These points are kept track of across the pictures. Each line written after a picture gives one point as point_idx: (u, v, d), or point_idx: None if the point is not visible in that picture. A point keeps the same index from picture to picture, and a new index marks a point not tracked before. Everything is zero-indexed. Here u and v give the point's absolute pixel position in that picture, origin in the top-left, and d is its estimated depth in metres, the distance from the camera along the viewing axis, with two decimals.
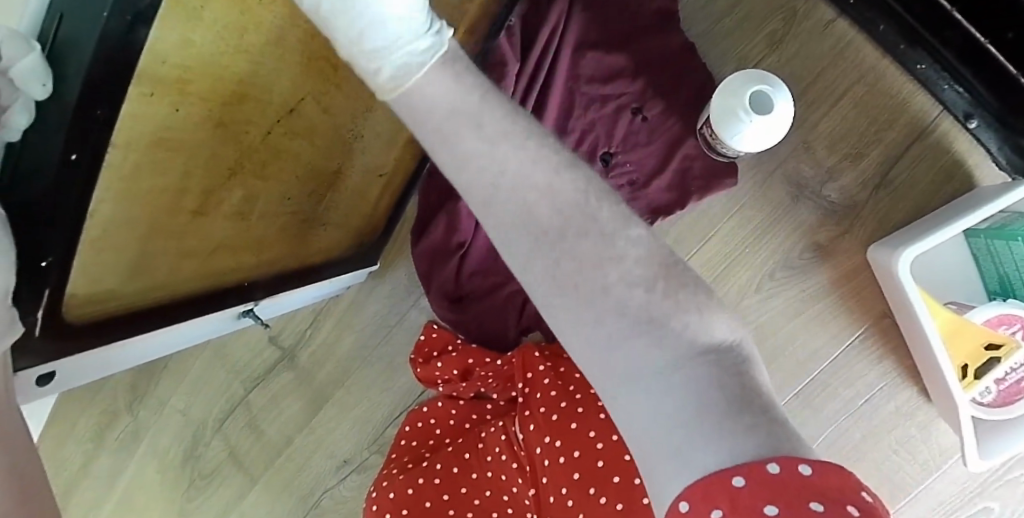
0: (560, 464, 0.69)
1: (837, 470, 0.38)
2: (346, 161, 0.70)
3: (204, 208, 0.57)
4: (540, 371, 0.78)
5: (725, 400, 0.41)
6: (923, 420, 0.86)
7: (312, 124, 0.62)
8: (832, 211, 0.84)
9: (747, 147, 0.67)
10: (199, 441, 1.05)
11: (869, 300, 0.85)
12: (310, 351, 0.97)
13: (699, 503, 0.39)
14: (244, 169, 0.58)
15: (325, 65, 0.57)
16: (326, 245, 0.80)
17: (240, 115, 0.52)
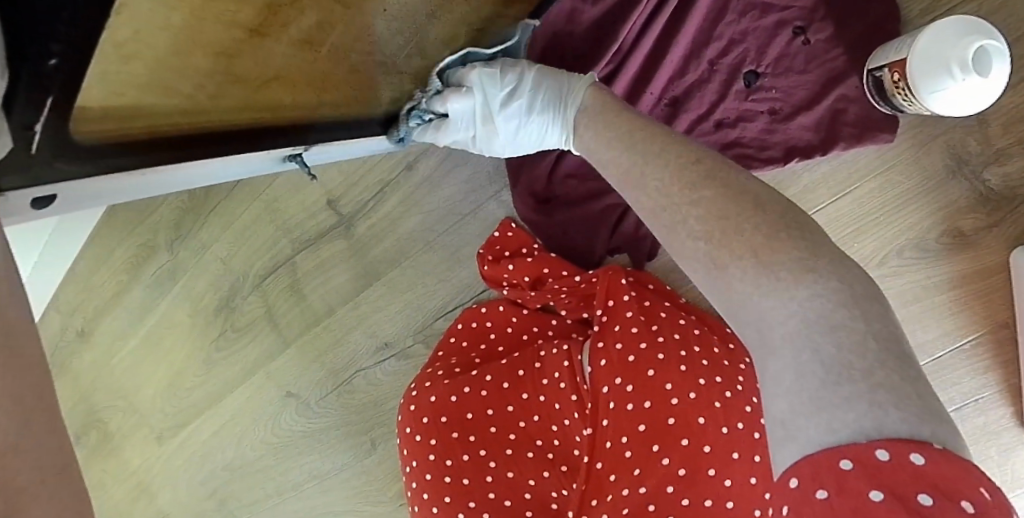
0: (627, 412, 0.67)
1: (959, 461, 0.30)
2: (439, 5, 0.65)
3: (266, 28, 0.50)
4: (623, 303, 0.74)
5: (821, 368, 0.35)
6: (1008, 444, 0.79)
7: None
8: (987, 197, 0.74)
9: (944, 107, 0.59)
10: (237, 293, 1.02)
11: (994, 304, 0.75)
12: (369, 223, 0.90)
13: (804, 480, 0.32)
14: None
15: None
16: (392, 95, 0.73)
17: None
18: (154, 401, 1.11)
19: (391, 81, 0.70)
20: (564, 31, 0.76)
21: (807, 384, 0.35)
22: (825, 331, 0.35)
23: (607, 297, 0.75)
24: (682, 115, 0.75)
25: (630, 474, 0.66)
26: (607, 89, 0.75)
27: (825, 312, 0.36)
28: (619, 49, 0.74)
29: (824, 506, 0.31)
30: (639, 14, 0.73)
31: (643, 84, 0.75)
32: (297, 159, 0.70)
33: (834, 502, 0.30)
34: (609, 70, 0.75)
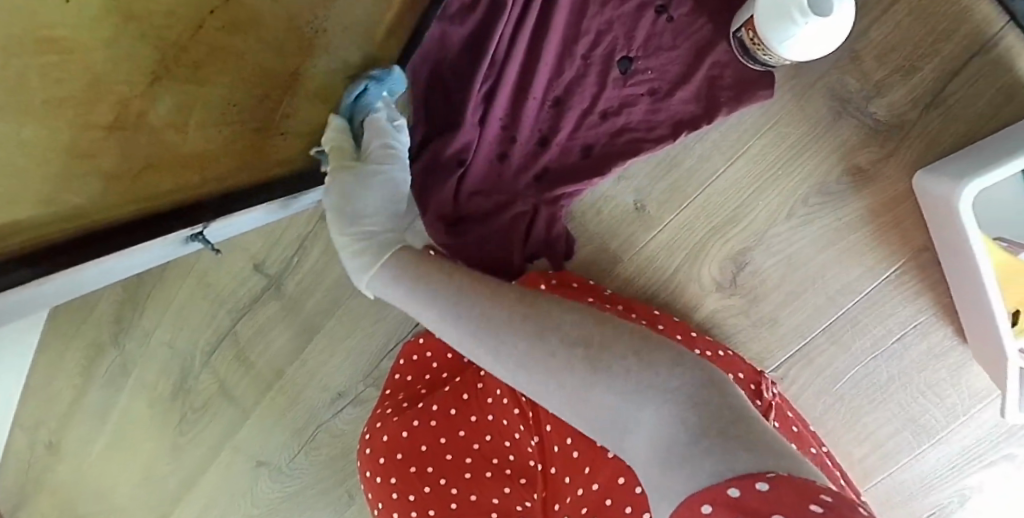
0: (566, 414, 0.68)
1: (795, 477, 0.31)
2: (304, 60, 0.60)
3: None
4: (546, 308, 0.75)
5: (682, 435, 0.36)
6: (955, 363, 0.80)
7: (253, 15, 0.55)
8: (877, 131, 0.75)
9: (801, 54, 0.60)
10: (189, 374, 1.00)
11: (907, 231, 0.77)
12: (297, 279, 0.91)
13: (721, 511, 0.31)
14: (172, 71, 0.52)
15: None
16: (287, 156, 0.65)
17: None
18: (131, 500, 1.09)
19: (279, 142, 0.63)
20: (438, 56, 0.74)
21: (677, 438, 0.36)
22: (698, 402, 0.37)
23: None
24: (567, 114, 0.75)
25: (582, 473, 0.66)
26: (491, 103, 0.75)
27: (674, 386, 0.38)
28: (493, 60, 0.73)
29: None
30: (505, 23, 0.72)
31: (523, 92, 0.75)
32: (200, 238, 0.66)
33: None
34: (487, 86, 0.75)
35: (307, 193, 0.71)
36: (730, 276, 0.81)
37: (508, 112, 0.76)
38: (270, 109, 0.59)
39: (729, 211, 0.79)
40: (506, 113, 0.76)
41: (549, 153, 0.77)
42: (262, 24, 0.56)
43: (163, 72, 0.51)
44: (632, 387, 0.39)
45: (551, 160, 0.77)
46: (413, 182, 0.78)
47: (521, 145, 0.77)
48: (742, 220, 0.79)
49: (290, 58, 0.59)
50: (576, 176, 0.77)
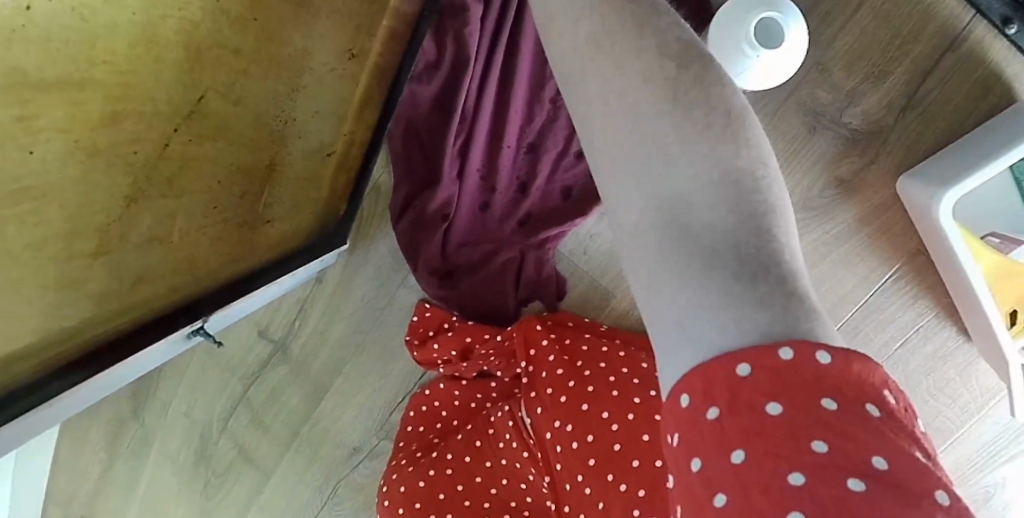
0: (574, 450, 0.67)
1: (862, 356, 0.27)
2: (280, 149, 0.60)
3: (105, 246, 0.47)
4: (544, 348, 0.76)
5: (729, 277, 0.29)
6: (965, 362, 0.78)
7: (223, 121, 0.53)
8: (855, 139, 0.75)
9: (759, 85, 0.59)
10: (208, 441, 1.01)
11: (899, 236, 0.76)
12: (302, 342, 0.92)
13: (695, 394, 0.28)
14: (148, 188, 0.49)
15: (223, 52, 0.50)
16: (275, 239, 0.67)
17: (117, 134, 0.45)
18: None
19: (266, 233, 0.65)
20: (415, 118, 0.78)
21: (704, 279, 0.30)
22: (738, 227, 0.31)
23: (528, 346, 0.77)
24: (542, 158, 0.78)
25: (595, 510, 0.64)
26: (467, 156, 0.78)
27: (718, 206, 0.31)
28: (464, 115, 0.77)
29: (715, 426, 0.27)
30: (470, 79, 0.76)
31: (498, 141, 0.78)
32: (201, 331, 0.65)
33: (726, 421, 0.26)
34: (462, 138, 0.78)
35: (306, 266, 0.71)
36: None
37: (485, 161, 0.79)
38: (252, 204, 0.60)
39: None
40: (483, 162, 0.79)
41: (530, 198, 0.79)
42: (232, 125, 0.54)
43: (134, 200, 0.48)
44: (686, 205, 0.31)
45: (534, 205, 0.79)
46: (400, 242, 0.83)
47: (501, 193, 0.79)
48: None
49: (264, 151, 0.59)
50: (557, 219, 0.78)
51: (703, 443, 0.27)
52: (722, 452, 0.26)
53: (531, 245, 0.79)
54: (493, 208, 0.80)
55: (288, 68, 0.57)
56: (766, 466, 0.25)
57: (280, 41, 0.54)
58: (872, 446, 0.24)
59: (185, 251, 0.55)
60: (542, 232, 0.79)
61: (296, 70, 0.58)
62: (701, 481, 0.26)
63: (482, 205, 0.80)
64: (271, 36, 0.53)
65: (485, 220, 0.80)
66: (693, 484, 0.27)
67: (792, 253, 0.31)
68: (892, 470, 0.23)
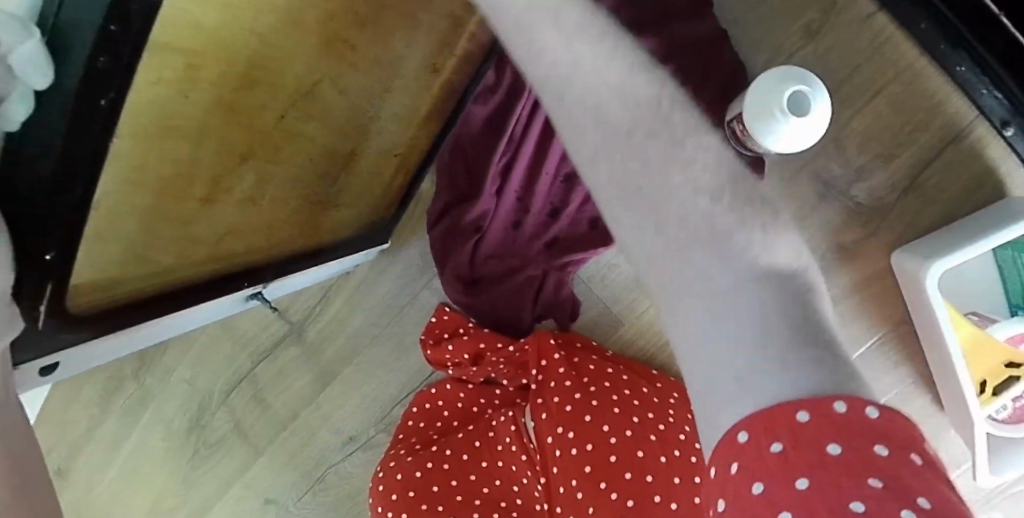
0: (573, 456, 0.72)
1: (903, 418, 0.34)
2: (361, 141, 0.66)
3: (214, 196, 0.53)
4: (555, 361, 0.81)
5: (785, 343, 0.37)
6: (936, 429, 0.85)
7: (329, 106, 0.58)
8: (859, 212, 0.82)
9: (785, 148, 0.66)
10: (205, 411, 1.04)
11: (890, 305, 0.83)
12: (318, 327, 0.96)
13: (760, 433, 0.34)
14: (259, 152, 0.54)
15: (344, 46, 0.53)
16: (336, 223, 0.74)
17: (253, 99, 0.49)
18: None
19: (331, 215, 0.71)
20: (463, 133, 0.84)
21: (769, 352, 0.37)
22: (787, 315, 0.39)
23: (540, 357, 0.83)
24: (577, 189, 0.84)
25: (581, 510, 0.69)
26: (508, 176, 0.84)
27: (764, 296, 0.40)
28: (511, 137, 0.83)
29: (780, 458, 0.33)
30: (522, 106, 0.82)
31: (538, 167, 0.84)
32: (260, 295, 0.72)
33: (790, 454, 0.33)
34: (506, 159, 0.84)
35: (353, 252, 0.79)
36: None
37: (523, 184, 0.85)
38: (327, 186, 0.67)
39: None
40: (521, 185, 0.85)
41: (559, 224, 0.85)
42: (336, 113, 0.60)
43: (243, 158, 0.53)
44: (745, 300, 0.40)
45: (562, 230, 0.85)
46: (432, 246, 0.89)
47: (534, 214, 0.85)
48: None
49: (350, 140, 0.65)
50: (582, 246, 0.84)
51: (764, 471, 0.33)
52: (790, 478, 0.32)
53: (554, 267, 0.85)
54: (524, 227, 0.85)
55: (385, 69, 0.62)
56: (830, 491, 0.31)
57: (386, 38, 0.58)
58: (917, 488, 0.30)
59: (267, 216, 0.62)
60: (565, 256, 0.84)
61: (391, 71, 0.63)
62: (766, 504, 0.32)
63: (514, 224, 0.85)
64: (381, 35, 0.57)
65: (515, 237, 0.86)
66: (756, 505, 0.32)
67: (822, 322, 0.39)
68: (934, 508, 0.29)
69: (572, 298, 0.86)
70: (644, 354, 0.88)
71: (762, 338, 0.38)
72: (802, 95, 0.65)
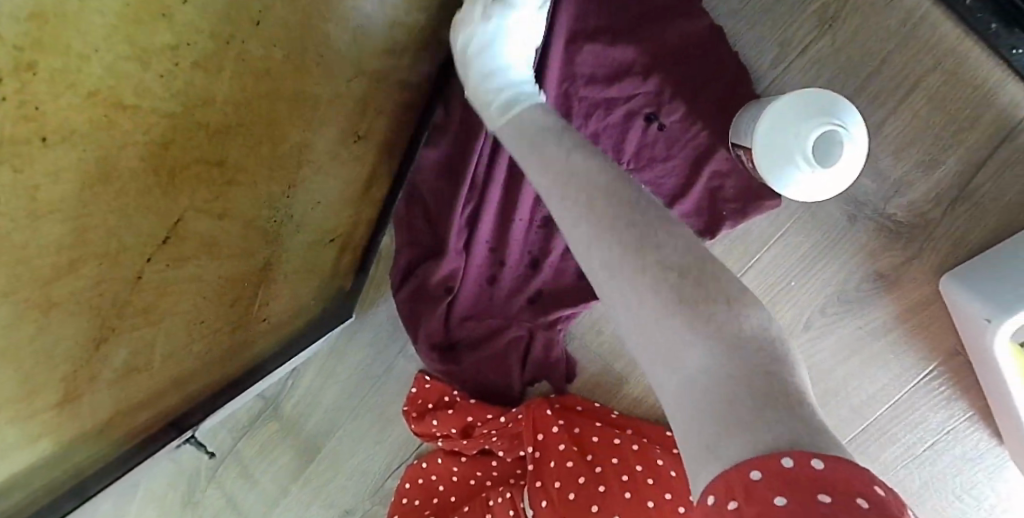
0: None
1: (852, 463, 0.31)
2: (275, 250, 0.59)
3: (74, 391, 0.45)
4: (554, 436, 0.73)
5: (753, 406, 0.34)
6: (997, 465, 0.73)
7: (203, 237, 0.50)
8: (896, 231, 0.69)
9: (809, 196, 0.53)
10: (195, 488, 0.92)
11: (937, 335, 0.71)
12: (295, 400, 0.87)
13: (725, 494, 0.32)
14: (123, 326, 0.46)
15: (204, 168, 0.47)
16: (267, 327, 0.66)
17: (77, 283, 0.41)
18: None
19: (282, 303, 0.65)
20: (420, 183, 0.74)
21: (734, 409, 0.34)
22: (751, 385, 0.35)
23: (536, 431, 0.74)
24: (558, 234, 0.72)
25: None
26: (475, 227, 0.73)
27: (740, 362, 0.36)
28: (474, 182, 0.72)
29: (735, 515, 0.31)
30: (482, 144, 0.70)
31: (510, 212, 0.72)
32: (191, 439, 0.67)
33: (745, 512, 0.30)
34: (471, 208, 0.73)
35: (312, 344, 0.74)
36: None
37: (494, 233, 0.74)
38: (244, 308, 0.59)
39: (767, 300, 0.73)
40: (492, 235, 0.74)
41: (542, 275, 0.74)
42: (220, 241, 0.52)
43: (114, 331, 0.46)
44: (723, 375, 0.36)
45: (546, 281, 0.75)
46: (400, 310, 0.78)
47: (511, 267, 0.75)
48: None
49: (256, 255, 0.57)
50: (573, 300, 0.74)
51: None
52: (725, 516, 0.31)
53: (540, 325, 0.75)
54: (502, 283, 0.75)
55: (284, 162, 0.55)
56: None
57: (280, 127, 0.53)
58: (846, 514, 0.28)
59: (193, 359, 0.56)
60: (552, 313, 0.74)
61: (294, 163, 0.56)
62: None
63: (490, 280, 0.75)
64: (282, 137, 0.53)
65: (492, 295, 0.76)
66: None
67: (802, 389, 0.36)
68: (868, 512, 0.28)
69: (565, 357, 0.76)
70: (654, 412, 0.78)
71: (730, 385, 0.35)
72: (832, 134, 0.51)
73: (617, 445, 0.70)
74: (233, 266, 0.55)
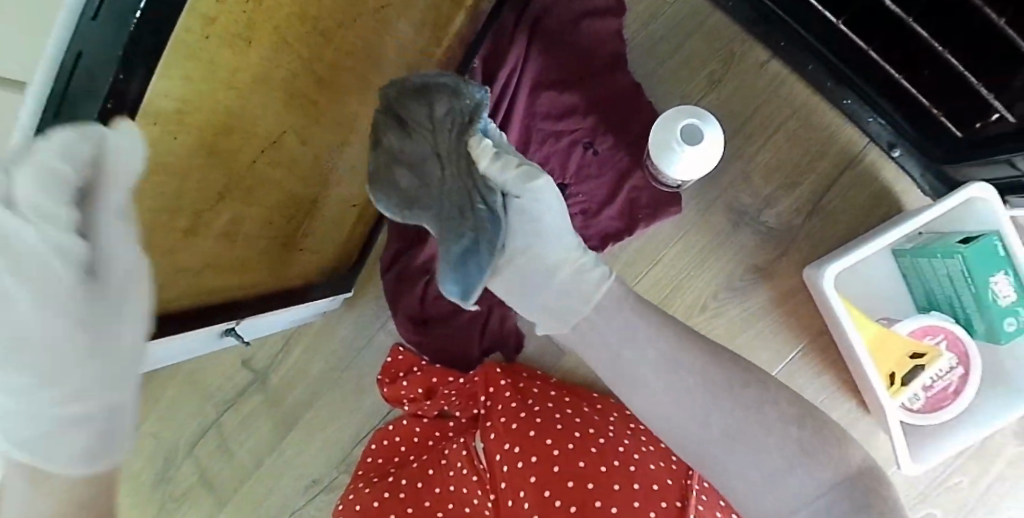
0: (519, 468, 0.79)
1: None
2: (321, 190, 0.73)
3: (198, 230, 0.55)
4: (501, 387, 0.89)
5: (781, 451, 0.63)
6: (862, 430, 0.91)
7: (289, 154, 0.63)
8: (770, 235, 0.92)
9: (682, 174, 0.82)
10: (173, 461, 1.00)
11: (805, 318, 0.92)
12: (281, 372, 0.99)
13: None
14: (233, 193, 0.56)
15: (305, 101, 0.60)
16: (301, 270, 0.80)
17: (233, 144, 0.52)
18: None
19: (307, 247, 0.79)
20: None
21: (772, 453, 0.63)
22: (783, 468, 0.62)
23: (488, 386, 0.90)
24: None
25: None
26: None
27: (797, 437, 0.63)
28: None
29: None
30: None
31: None
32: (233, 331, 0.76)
33: None
34: None
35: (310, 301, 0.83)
36: None
37: None
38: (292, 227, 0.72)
39: (664, 294, 0.94)
40: None
41: None
42: (291, 159, 0.63)
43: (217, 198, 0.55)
44: (716, 450, 0.64)
45: None
46: (386, 290, 0.94)
47: None
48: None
49: (312, 189, 0.71)
50: None
51: None
52: None
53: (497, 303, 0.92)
54: None
55: (344, 125, 0.70)
56: None
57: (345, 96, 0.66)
58: None
59: (247, 255, 0.67)
60: None
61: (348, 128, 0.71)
62: None
63: None
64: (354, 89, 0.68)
65: None
66: None
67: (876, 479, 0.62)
68: None
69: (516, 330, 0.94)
70: (586, 379, 0.96)
71: (716, 445, 0.64)
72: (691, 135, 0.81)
73: (552, 396, 0.86)
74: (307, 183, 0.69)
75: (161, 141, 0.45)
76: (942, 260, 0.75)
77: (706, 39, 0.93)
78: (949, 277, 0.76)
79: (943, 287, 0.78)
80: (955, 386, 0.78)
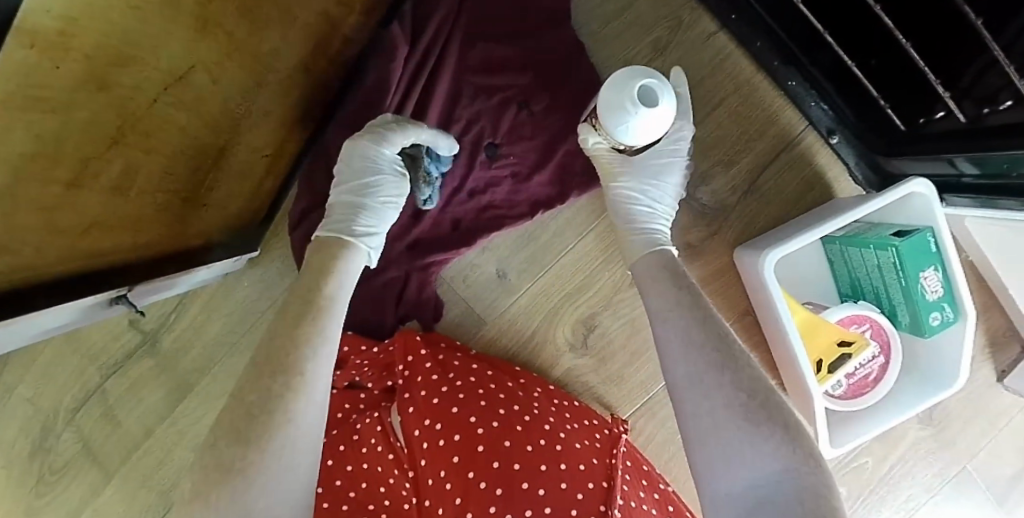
0: (440, 448, 0.73)
1: None
2: (233, 138, 0.62)
3: (80, 182, 0.46)
4: (421, 357, 0.83)
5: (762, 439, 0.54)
6: None
7: (199, 94, 0.52)
8: (703, 212, 0.90)
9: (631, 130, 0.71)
10: (48, 432, 0.87)
11: (731, 298, 0.92)
12: (174, 334, 0.88)
13: None
14: (129, 136, 0.47)
15: (218, 34, 0.50)
16: (201, 226, 0.70)
17: (126, 79, 0.42)
18: None
19: (214, 203, 0.69)
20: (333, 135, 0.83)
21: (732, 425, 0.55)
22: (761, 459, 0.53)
23: (405, 354, 0.83)
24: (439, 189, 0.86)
25: (452, 504, 0.68)
26: None
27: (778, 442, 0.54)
28: None
29: None
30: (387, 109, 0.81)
31: None
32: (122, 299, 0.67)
33: None
34: None
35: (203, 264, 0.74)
36: (581, 337, 0.91)
37: None
38: (198, 180, 0.62)
39: (593, 268, 0.90)
40: None
41: (421, 225, 0.86)
42: (203, 100, 0.54)
43: (109, 144, 0.45)
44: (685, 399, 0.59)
45: (425, 231, 0.87)
46: (292, 248, 0.85)
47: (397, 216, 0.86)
48: (570, 305, 0.90)
49: (223, 136, 0.61)
50: (444, 246, 0.87)
51: None
52: None
53: (416, 267, 0.87)
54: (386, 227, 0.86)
55: (260, 63, 0.59)
56: None
57: (264, 31, 0.56)
58: None
59: (146, 209, 0.57)
60: (426, 257, 0.86)
61: (265, 67, 0.60)
62: None
63: None
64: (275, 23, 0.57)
65: None
66: None
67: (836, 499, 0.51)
68: None
69: (434, 298, 0.88)
70: (508, 351, 0.91)
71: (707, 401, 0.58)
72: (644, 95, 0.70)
73: (476, 369, 0.82)
74: (217, 130, 0.59)
75: (44, 76, 0.35)
76: (874, 251, 0.75)
77: (655, 4, 0.88)
78: (879, 269, 0.76)
79: (868, 275, 0.78)
80: (875, 373, 0.80)
